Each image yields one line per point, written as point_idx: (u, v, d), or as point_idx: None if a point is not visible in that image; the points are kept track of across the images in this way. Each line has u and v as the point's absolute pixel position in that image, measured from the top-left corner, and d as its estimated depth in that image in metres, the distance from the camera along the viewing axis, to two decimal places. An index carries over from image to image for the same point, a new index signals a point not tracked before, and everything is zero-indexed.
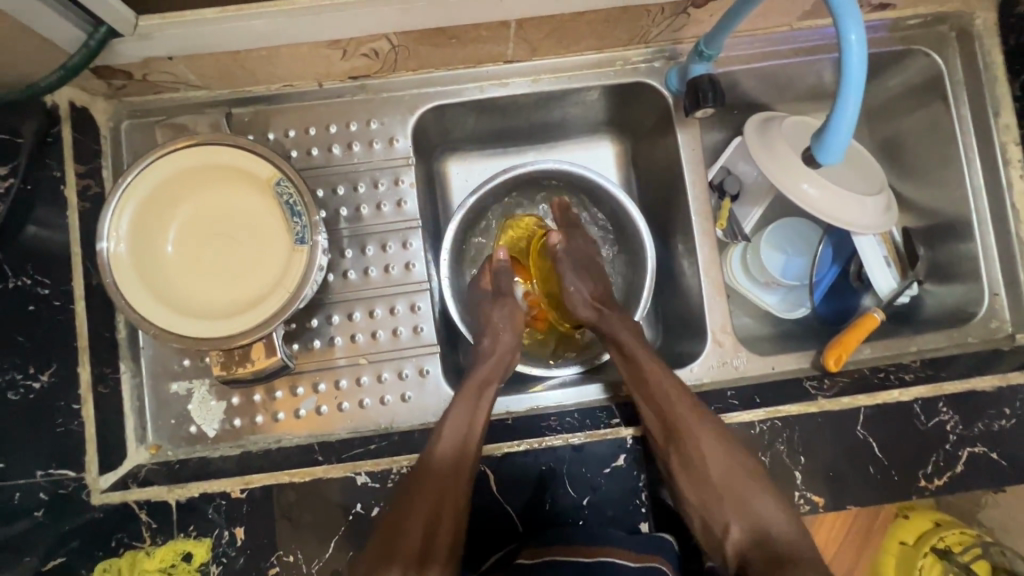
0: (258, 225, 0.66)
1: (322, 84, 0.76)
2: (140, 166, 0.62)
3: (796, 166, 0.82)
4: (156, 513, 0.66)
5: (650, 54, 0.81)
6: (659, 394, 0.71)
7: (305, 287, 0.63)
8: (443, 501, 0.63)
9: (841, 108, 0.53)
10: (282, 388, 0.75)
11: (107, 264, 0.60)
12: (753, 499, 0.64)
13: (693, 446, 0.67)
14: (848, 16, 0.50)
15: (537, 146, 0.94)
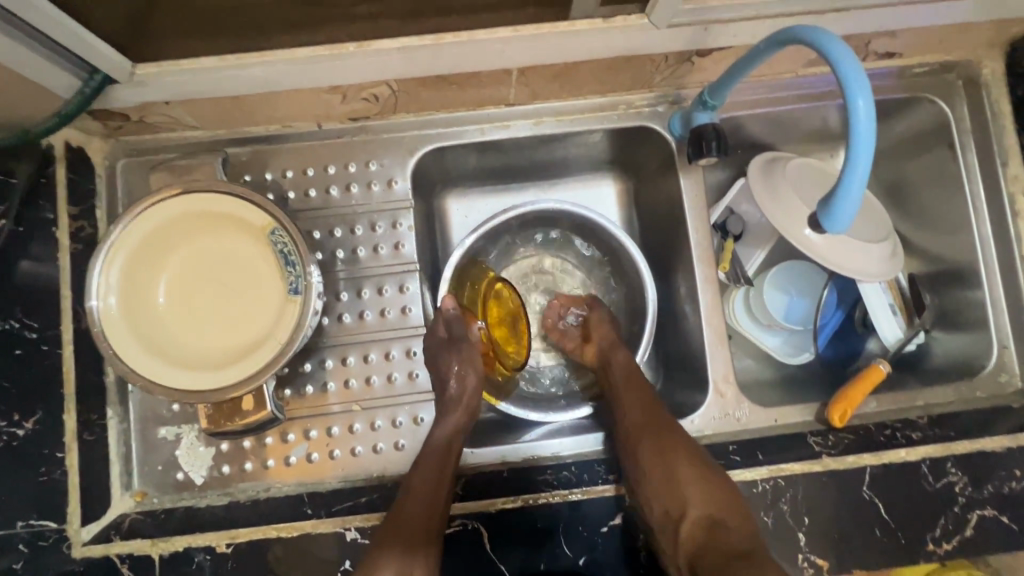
0: (250, 272, 0.65)
1: (322, 125, 0.76)
2: (132, 214, 0.61)
3: (800, 214, 0.81)
4: (138, 567, 0.63)
5: (654, 98, 0.80)
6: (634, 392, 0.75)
7: (299, 338, 0.62)
8: (421, 524, 0.62)
9: (851, 171, 0.51)
10: (273, 434, 0.73)
11: (96, 317, 0.59)
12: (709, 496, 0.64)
13: (663, 440, 0.69)
14: (854, 82, 0.49)
15: (537, 185, 0.93)
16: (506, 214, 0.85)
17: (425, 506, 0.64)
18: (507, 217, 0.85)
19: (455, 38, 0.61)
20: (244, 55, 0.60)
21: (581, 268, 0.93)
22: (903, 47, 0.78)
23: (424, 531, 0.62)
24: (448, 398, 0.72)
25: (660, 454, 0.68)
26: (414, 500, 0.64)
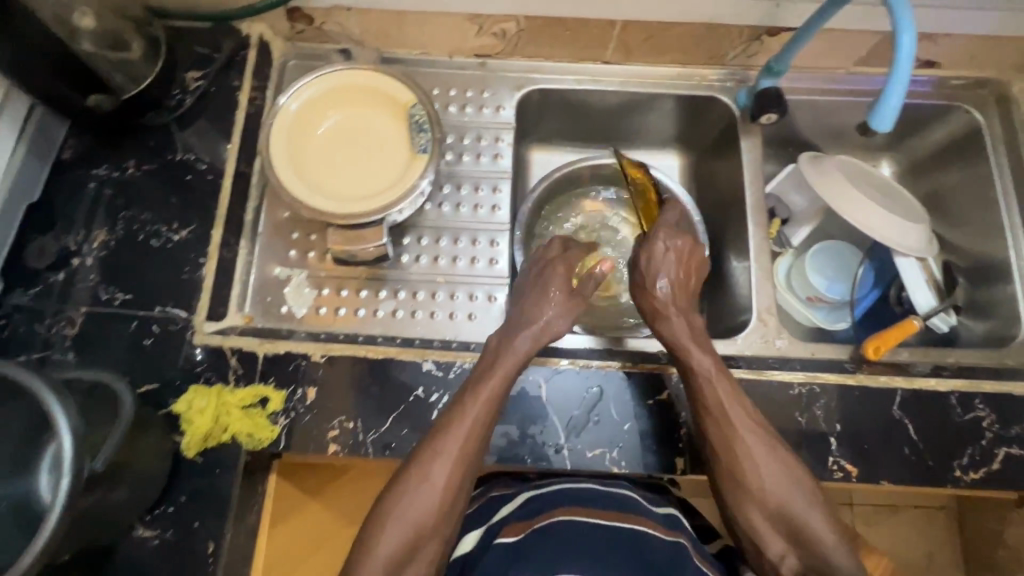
0: (385, 138, 0.80)
1: (452, 57, 0.94)
2: (326, 67, 0.79)
3: (843, 185, 0.95)
4: (244, 361, 0.74)
5: (724, 75, 0.95)
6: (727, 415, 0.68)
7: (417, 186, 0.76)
8: (473, 453, 0.65)
9: (888, 96, 0.63)
10: (368, 289, 0.85)
11: (273, 119, 0.76)
12: (808, 524, 0.64)
13: (755, 458, 0.66)
14: (903, 26, 0.61)
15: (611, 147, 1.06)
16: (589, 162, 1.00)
17: (475, 444, 0.66)
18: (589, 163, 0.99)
19: None
20: None
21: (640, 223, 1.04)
22: (941, 56, 0.93)
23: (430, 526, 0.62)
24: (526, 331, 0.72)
25: (755, 470, 0.66)
26: (468, 431, 0.66)
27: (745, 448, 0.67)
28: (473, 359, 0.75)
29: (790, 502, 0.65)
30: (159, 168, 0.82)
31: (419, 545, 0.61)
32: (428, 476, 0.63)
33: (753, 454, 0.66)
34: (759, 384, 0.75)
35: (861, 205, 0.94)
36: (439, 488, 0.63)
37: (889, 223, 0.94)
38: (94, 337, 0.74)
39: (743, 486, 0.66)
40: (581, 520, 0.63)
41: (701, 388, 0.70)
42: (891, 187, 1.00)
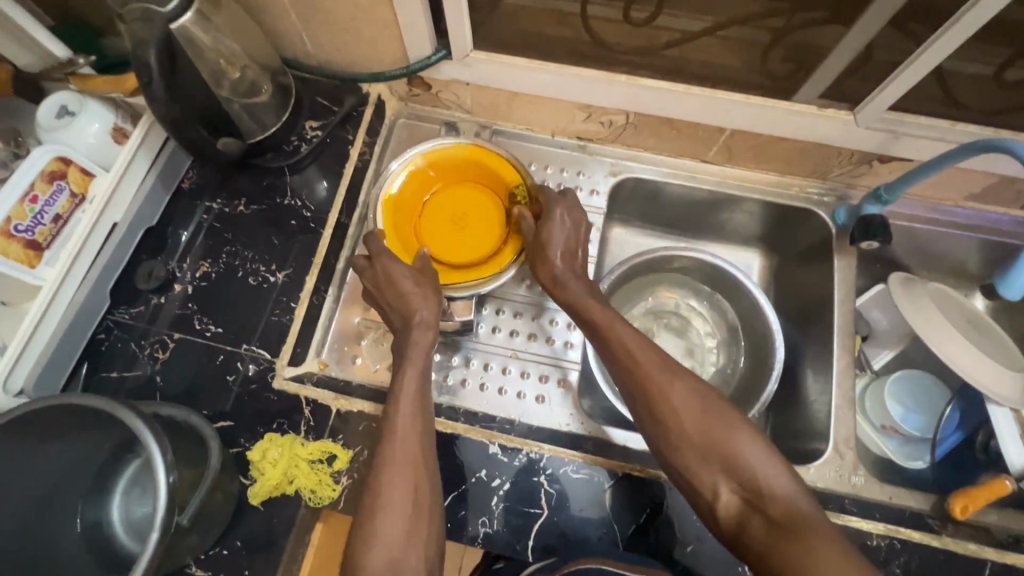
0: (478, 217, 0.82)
1: (554, 136, 0.97)
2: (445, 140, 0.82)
3: (939, 320, 0.91)
4: (317, 412, 0.75)
5: (824, 189, 0.94)
6: (636, 370, 0.65)
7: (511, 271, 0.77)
8: (418, 448, 0.62)
9: None
10: (440, 352, 0.85)
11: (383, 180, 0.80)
12: (731, 452, 0.59)
13: (660, 397, 0.63)
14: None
15: (694, 237, 1.07)
16: (677, 252, 1.01)
17: (413, 445, 0.62)
18: (673, 255, 1.00)
19: (700, 92, 0.81)
20: (546, 65, 0.84)
21: (711, 317, 1.07)
22: None
23: (404, 533, 0.56)
24: (420, 323, 0.69)
25: (662, 412, 0.62)
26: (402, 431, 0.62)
27: (659, 397, 0.63)
28: (539, 449, 0.76)
29: (706, 435, 0.60)
30: (266, 208, 0.86)
31: (401, 559, 0.54)
32: (380, 489, 0.58)
33: (657, 394, 0.63)
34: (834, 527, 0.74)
35: (954, 340, 0.90)
36: (398, 502, 0.58)
37: (984, 365, 0.89)
38: (180, 366, 0.77)
39: (675, 441, 0.61)
40: (601, 566, 0.63)
41: (608, 345, 0.68)
42: (984, 321, 0.95)
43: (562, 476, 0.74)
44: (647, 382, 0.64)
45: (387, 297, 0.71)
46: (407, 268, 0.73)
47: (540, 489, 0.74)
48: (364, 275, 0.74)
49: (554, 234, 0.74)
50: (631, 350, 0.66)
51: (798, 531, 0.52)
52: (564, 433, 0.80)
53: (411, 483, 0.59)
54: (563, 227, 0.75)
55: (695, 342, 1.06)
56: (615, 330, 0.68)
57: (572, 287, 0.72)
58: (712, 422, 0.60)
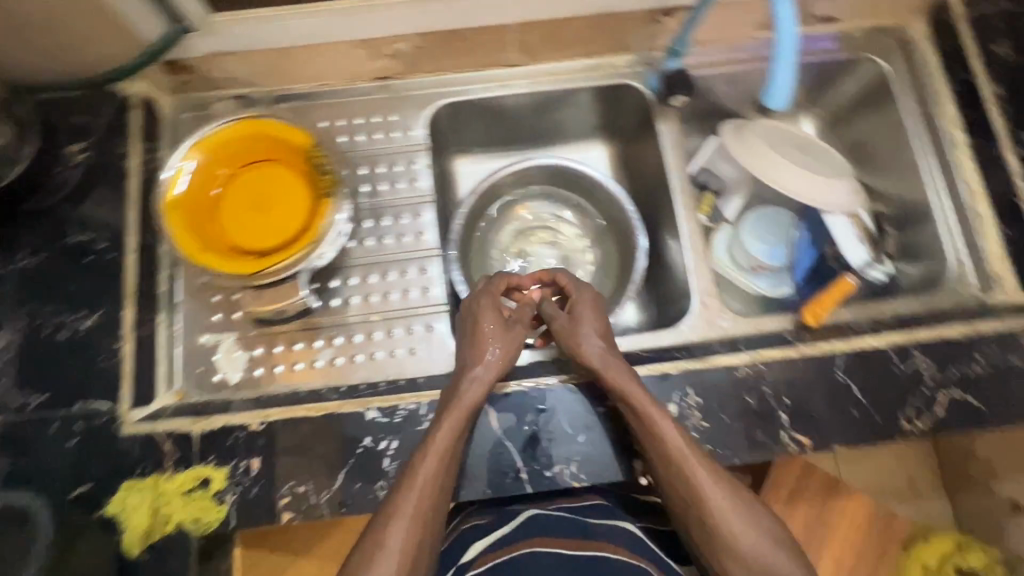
0: (279, 193, 0.76)
1: (353, 84, 0.90)
2: (215, 122, 0.74)
3: (766, 154, 0.95)
4: (179, 444, 0.71)
5: (634, 60, 0.93)
6: (688, 476, 0.68)
7: (327, 237, 0.73)
8: (430, 506, 0.65)
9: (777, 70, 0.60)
10: (301, 340, 0.82)
11: (162, 188, 0.72)
12: (759, 548, 0.66)
13: (700, 492, 0.68)
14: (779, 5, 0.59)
15: (539, 146, 1.07)
16: (516, 167, 1.02)
17: (430, 506, 0.65)
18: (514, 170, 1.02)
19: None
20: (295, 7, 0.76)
21: (575, 219, 1.08)
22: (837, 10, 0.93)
23: None
24: (474, 377, 0.72)
25: (710, 519, 0.68)
26: (423, 488, 0.66)
27: (709, 504, 0.68)
28: (418, 399, 0.73)
29: (735, 531, 0.67)
30: (53, 254, 0.77)
31: None
32: (383, 540, 0.63)
33: (697, 490, 0.68)
34: (705, 372, 0.77)
35: (785, 169, 0.94)
36: (394, 554, 0.62)
37: (817, 182, 0.94)
38: (8, 449, 0.70)
39: (715, 546, 0.68)
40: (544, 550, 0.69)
41: (660, 450, 0.69)
42: (811, 141, 1.00)
43: None
44: (694, 486, 0.68)
45: (471, 338, 0.75)
46: (496, 321, 0.77)
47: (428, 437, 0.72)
48: (461, 312, 0.79)
49: (585, 317, 0.78)
50: (684, 457, 0.68)
51: None
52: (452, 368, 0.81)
53: (412, 540, 0.63)
54: (591, 323, 0.77)
55: (568, 249, 1.08)
56: (670, 435, 0.69)
57: (606, 371, 0.72)
58: (741, 520, 0.67)
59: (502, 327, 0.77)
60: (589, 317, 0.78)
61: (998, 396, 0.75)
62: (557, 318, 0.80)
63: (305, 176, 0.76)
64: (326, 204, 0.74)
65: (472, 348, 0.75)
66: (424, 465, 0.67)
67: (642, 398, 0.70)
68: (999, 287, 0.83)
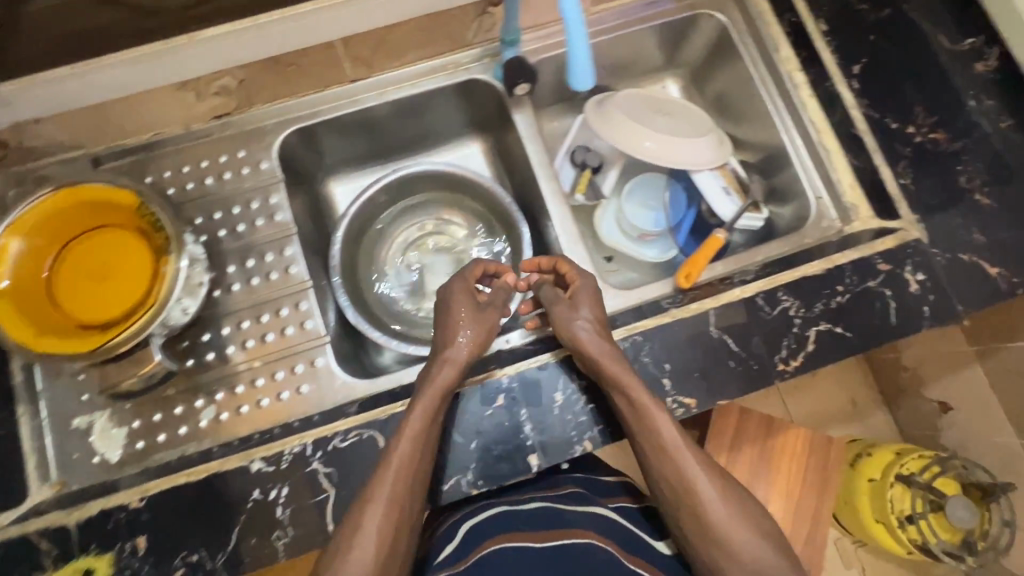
0: (118, 259, 0.73)
1: (190, 127, 0.85)
2: (25, 200, 0.69)
3: (628, 127, 0.96)
4: (54, 540, 0.68)
5: (478, 53, 0.91)
6: (678, 463, 0.69)
7: (176, 292, 0.71)
8: (407, 494, 0.65)
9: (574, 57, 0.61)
10: (181, 404, 0.78)
11: None
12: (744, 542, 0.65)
13: (689, 480, 0.68)
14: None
15: (416, 154, 1.06)
16: (390, 178, 1.00)
17: (407, 490, 0.65)
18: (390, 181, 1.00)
19: None
20: None
21: (463, 221, 1.07)
22: None
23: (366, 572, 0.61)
24: (447, 360, 0.73)
25: (701, 510, 0.67)
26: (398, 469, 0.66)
27: (700, 492, 0.67)
28: (302, 440, 0.72)
29: (722, 524, 0.66)
30: None
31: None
32: (358, 524, 0.63)
33: (688, 474, 0.69)
34: (585, 355, 0.75)
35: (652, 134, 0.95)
36: (370, 539, 0.62)
37: (684, 141, 0.96)
38: None
39: (703, 538, 0.67)
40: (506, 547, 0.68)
41: (655, 432, 0.69)
42: (668, 103, 1.03)
43: (333, 451, 0.71)
44: (685, 475, 0.68)
45: (444, 322, 0.76)
46: (468, 307, 0.78)
47: (317, 476, 0.70)
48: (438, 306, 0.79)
49: (579, 300, 0.77)
50: (677, 448, 0.69)
51: None
52: (342, 394, 0.80)
53: (387, 528, 0.63)
54: (587, 308, 0.76)
55: (460, 253, 1.07)
56: (661, 420, 0.69)
57: (600, 355, 0.70)
58: (732, 513, 0.67)
59: (480, 316, 0.77)
60: (582, 302, 0.76)
61: (863, 321, 0.78)
62: (552, 301, 0.78)
63: (142, 236, 0.73)
64: (166, 259, 0.71)
65: (448, 333, 0.75)
66: (401, 450, 0.67)
67: (634, 388, 0.70)
68: (857, 216, 0.86)
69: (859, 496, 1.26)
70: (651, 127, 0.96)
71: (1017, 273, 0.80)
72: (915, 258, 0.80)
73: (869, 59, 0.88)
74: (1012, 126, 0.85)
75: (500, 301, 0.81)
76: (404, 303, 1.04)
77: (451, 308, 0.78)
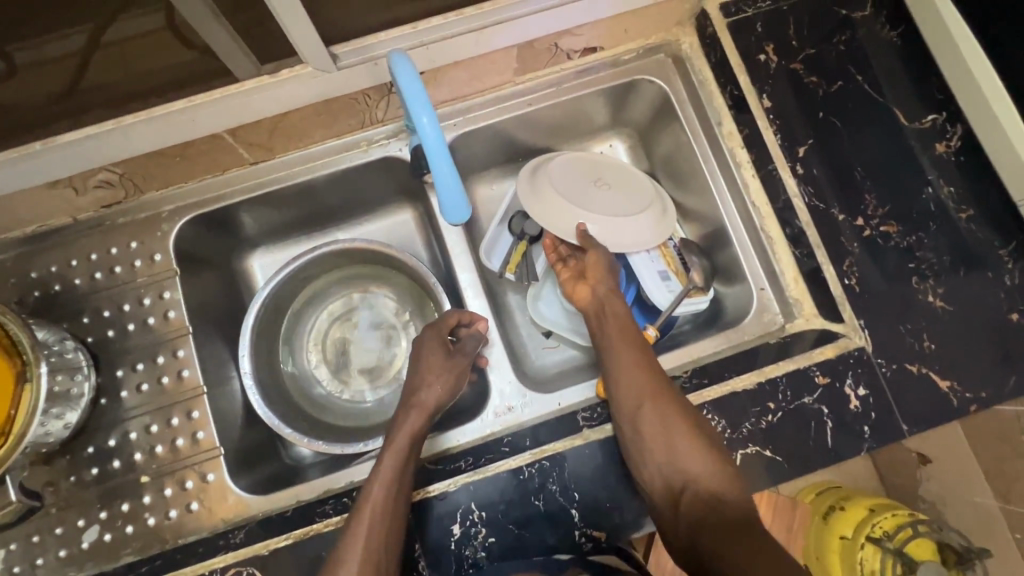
0: None
1: (78, 217, 0.80)
2: None
3: (557, 205, 0.83)
4: None
5: (391, 131, 0.85)
6: (640, 364, 0.71)
7: (42, 403, 0.67)
8: (384, 550, 0.61)
9: (438, 174, 0.59)
10: (61, 524, 0.74)
11: None
12: (694, 453, 0.65)
13: (650, 388, 0.69)
14: (417, 108, 0.56)
15: (343, 227, 0.99)
16: (307, 256, 0.93)
17: (385, 527, 0.63)
18: (308, 261, 0.93)
19: (135, 119, 0.68)
20: None
21: (395, 295, 1.01)
22: (596, 40, 0.85)
23: None
24: (415, 405, 0.73)
25: (658, 412, 0.67)
26: (372, 517, 0.63)
27: (659, 394, 0.68)
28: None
29: (679, 432, 0.66)
30: None
31: None
32: None
33: (649, 378, 0.69)
34: (487, 484, 0.69)
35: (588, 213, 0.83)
36: None
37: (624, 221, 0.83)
38: None
39: (654, 438, 0.66)
40: None
41: (624, 344, 0.73)
42: (606, 167, 0.91)
43: None
44: (649, 379, 0.69)
45: (418, 372, 0.77)
46: (441, 353, 0.79)
47: None
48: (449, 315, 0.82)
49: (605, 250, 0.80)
50: (643, 357, 0.72)
51: (738, 537, 0.57)
52: (234, 515, 0.75)
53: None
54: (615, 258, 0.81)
55: (390, 330, 1.00)
56: (633, 339, 0.73)
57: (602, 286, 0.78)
58: (688, 429, 0.66)
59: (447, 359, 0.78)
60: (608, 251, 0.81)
61: (796, 441, 0.71)
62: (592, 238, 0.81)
63: None
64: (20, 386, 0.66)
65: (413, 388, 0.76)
66: (376, 488, 0.65)
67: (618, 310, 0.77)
68: (800, 311, 0.80)
69: (829, 557, 1.10)
70: (588, 202, 0.84)
71: (971, 386, 0.72)
72: (857, 369, 0.73)
73: (816, 141, 0.81)
74: (974, 215, 0.77)
75: (472, 349, 0.79)
76: (327, 385, 0.98)
77: (422, 365, 0.78)
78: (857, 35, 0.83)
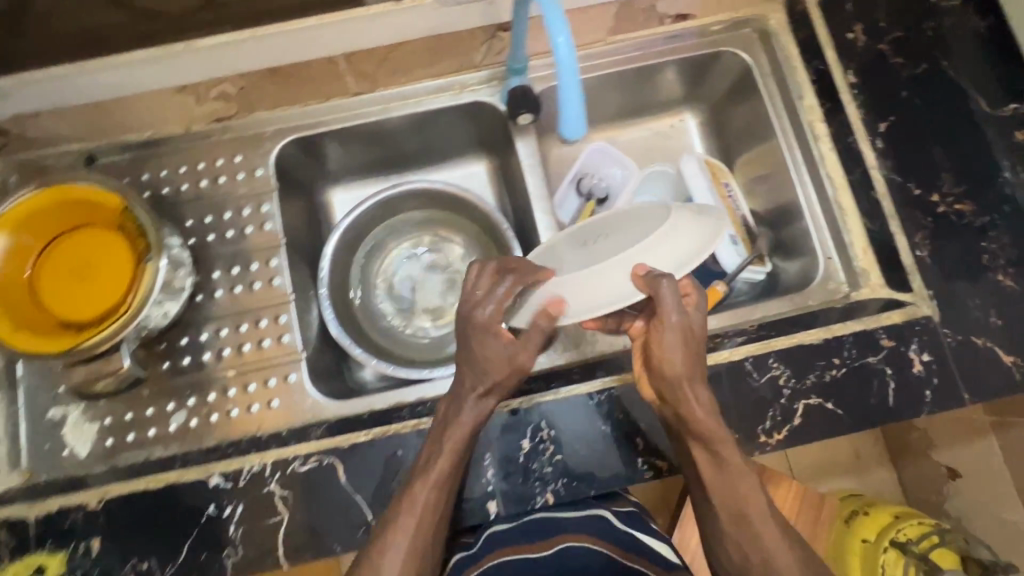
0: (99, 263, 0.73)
1: (190, 128, 0.86)
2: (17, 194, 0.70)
3: (581, 285, 0.63)
4: (16, 530, 0.71)
5: (486, 76, 0.89)
6: (715, 444, 0.62)
7: (156, 288, 0.71)
8: (426, 538, 0.62)
9: (566, 98, 0.60)
10: (152, 405, 0.79)
11: None
12: (770, 544, 0.59)
13: (720, 471, 0.62)
14: (555, 28, 0.58)
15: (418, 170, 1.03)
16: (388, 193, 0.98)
17: (430, 522, 0.63)
18: (387, 197, 0.98)
19: None
20: None
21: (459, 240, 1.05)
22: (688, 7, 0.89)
23: None
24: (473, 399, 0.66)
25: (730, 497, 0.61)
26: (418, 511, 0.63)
27: (731, 475, 0.62)
28: (262, 459, 0.73)
29: (742, 498, 0.61)
30: None
31: None
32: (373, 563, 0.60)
33: (722, 457, 0.62)
34: (558, 405, 0.73)
35: (609, 247, 0.66)
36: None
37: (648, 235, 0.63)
38: None
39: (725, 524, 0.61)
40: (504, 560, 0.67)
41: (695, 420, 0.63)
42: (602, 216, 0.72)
43: (293, 474, 0.72)
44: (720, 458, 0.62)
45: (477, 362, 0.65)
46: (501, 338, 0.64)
47: (274, 497, 0.71)
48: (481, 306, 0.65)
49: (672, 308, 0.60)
50: (718, 435, 0.62)
51: None
52: (309, 416, 0.79)
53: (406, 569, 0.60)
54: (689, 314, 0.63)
55: (451, 274, 1.04)
56: (709, 413, 0.63)
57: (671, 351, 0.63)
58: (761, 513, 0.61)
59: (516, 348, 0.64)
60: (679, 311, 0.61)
61: (857, 398, 0.73)
62: (662, 297, 0.59)
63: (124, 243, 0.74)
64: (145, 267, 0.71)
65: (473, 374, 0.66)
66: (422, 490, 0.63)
67: (694, 378, 0.63)
68: (865, 281, 0.80)
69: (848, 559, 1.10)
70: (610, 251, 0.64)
71: None
72: (922, 336, 0.75)
73: (896, 120, 0.83)
74: None
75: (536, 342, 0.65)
76: (391, 318, 1.02)
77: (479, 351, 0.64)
78: (943, 25, 0.86)
